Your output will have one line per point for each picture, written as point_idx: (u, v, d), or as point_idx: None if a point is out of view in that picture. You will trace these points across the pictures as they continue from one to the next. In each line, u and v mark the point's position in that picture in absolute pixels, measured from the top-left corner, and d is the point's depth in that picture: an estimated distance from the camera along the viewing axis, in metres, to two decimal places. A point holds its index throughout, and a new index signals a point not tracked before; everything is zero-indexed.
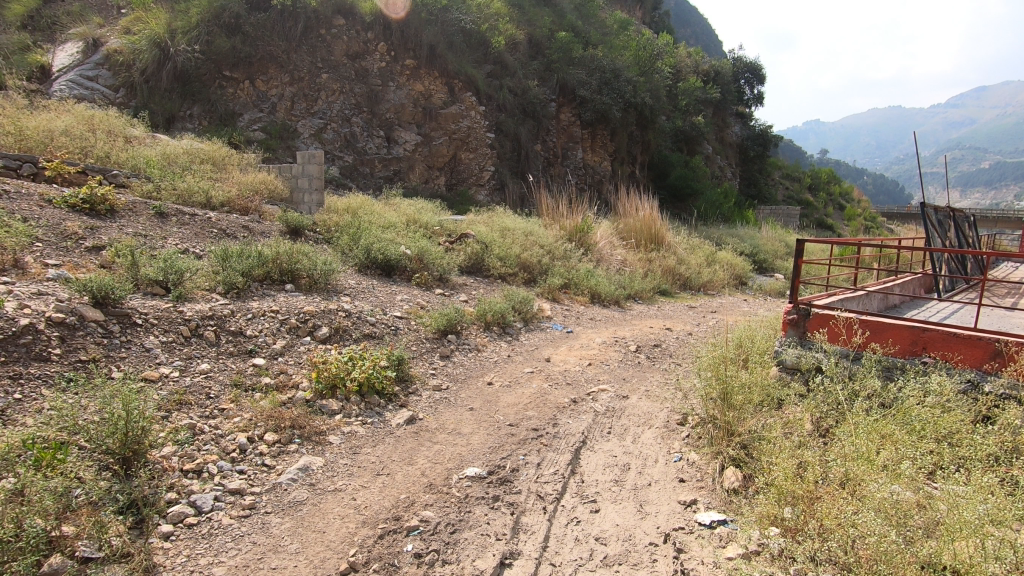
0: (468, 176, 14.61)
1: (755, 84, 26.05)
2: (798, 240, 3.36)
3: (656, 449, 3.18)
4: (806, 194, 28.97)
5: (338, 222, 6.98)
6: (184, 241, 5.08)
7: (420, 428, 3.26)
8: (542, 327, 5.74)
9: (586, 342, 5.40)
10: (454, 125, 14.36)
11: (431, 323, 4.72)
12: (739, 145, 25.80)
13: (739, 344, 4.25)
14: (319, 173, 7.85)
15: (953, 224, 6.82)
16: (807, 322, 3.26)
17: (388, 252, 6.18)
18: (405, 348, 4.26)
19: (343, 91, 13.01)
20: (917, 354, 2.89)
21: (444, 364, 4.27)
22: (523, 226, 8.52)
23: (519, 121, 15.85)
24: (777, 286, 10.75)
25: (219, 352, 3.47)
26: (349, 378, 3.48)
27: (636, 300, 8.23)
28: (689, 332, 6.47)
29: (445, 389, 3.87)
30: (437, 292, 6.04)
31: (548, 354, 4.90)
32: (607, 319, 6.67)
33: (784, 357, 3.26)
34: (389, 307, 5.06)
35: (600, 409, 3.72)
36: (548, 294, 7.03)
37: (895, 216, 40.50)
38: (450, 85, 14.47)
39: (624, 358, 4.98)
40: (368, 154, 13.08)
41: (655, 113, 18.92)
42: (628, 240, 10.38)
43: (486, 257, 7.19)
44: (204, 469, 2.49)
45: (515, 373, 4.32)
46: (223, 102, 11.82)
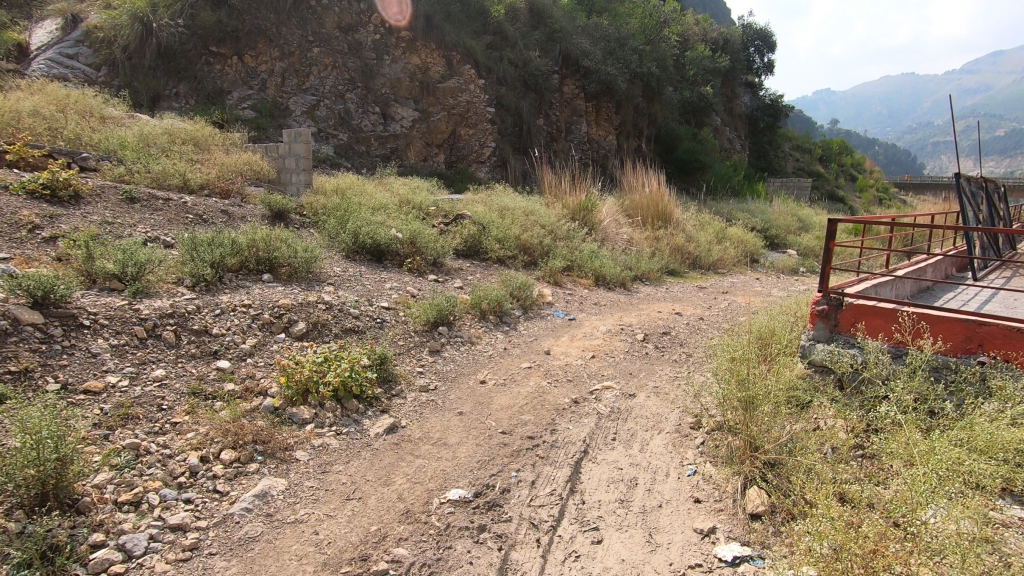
0: (468, 152, 14.10)
1: (766, 52, 25.12)
2: (830, 221, 2.93)
3: (667, 460, 2.83)
4: (816, 166, 28.18)
5: (326, 204, 6.57)
6: (154, 229, 4.71)
7: (402, 438, 2.92)
8: (543, 315, 5.36)
9: (589, 331, 5.02)
10: (452, 99, 13.80)
11: (420, 314, 4.35)
12: (748, 116, 24.96)
13: (758, 333, 3.84)
14: (307, 152, 7.43)
15: (986, 194, 6.33)
16: (841, 314, 2.87)
17: (378, 235, 5.79)
18: (390, 344, 3.90)
19: (336, 66, 12.49)
20: (971, 352, 2.49)
21: (434, 361, 3.91)
22: (524, 205, 8.06)
23: (520, 94, 15.26)
24: (790, 263, 10.28)
25: (179, 354, 3.12)
26: (324, 382, 3.12)
27: (644, 282, 7.82)
28: (701, 317, 6.05)
29: (433, 390, 3.51)
30: (430, 279, 5.66)
31: (548, 345, 4.53)
32: (612, 304, 6.27)
33: (812, 353, 2.91)
34: (376, 297, 4.69)
35: (604, 412, 3.35)
36: (550, 277, 6.61)
37: (908, 188, 39.41)
38: (448, 57, 13.90)
39: (629, 349, 4.59)
40: (364, 132, 12.59)
41: (661, 83, 18.24)
42: (634, 217, 9.92)
43: (483, 239, 6.77)
44: (144, 500, 2.15)
45: (511, 369, 3.95)
46: (211, 79, 11.32)
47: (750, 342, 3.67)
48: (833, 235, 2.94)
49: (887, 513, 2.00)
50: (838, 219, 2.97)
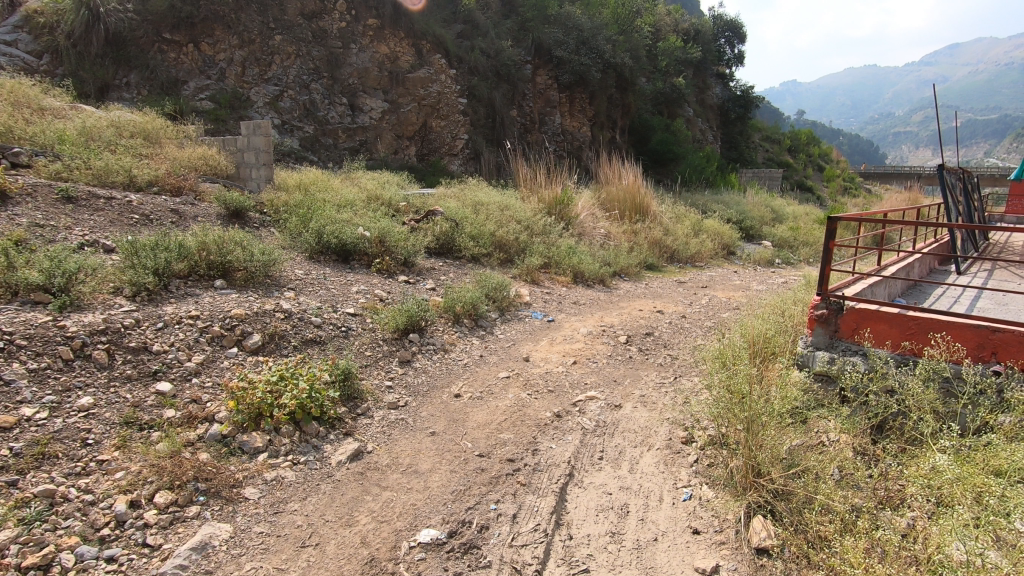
0: (440, 145, 13.70)
1: (736, 43, 25.24)
2: (830, 221, 2.74)
3: (660, 481, 2.61)
4: (786, 156, 28.50)
5: (287, 201, 6.17)
6: (93, 232, 4.28)
7: (368, 465, 2.63)
8: (521, 317, 5.10)
9: (569, 333, 4.79)
10: (423, 90, 13.37)
11: (389, 321, 4.04)
12: (720, 107, 25.03)
13: (749, 337, 3.64)
14: (267, 145, 6.99)
15: (963, 185, 6.29)
16: (842, 319, 2.68)
17: (344, 235, 5.44)
18: (356, 356, 3.59)
19: (300, 54, 11.94)
20: (984, 361, 2.32)
21: (404, 373, 3.62)
22: (498, 199, 7.76)
23: (492, 85, 14.90)
24: (766, 255, 10.22)
25: (111, 377, 2.76)
26: (278, 404, 2.78)
27: (623, 278, 7.63)
28: (683, 315, 5.86)
29: (402, 407, 3.21)
30: (401, 280, 5.33)
31: (527, 351, 4.27)
32: (591, 302, 6.04)
33: (811, 361, 2.73)
34: (341, 302, 4.36)
35: (589, 426, 3.11)
36: (527, 275, 6.33)
37: (872, 176, 40.37)
38: (418, 47, 13.48)
39: (612, 353, 4.36)
40: (331, 124, 12.10)
41: (635, 74, 18.09)
42: (611, 210, 9.71)
43: (457, 236, 6.46)
44: (55, 563, 1.83)
45: (488, 379, 3.67)
46: (164, 68, 10.68)
47: (742, 348, 3.46)
48: (832, 235, 2.75)
49: (908, 551, 1.81)
50: (837, 218, 2.78)
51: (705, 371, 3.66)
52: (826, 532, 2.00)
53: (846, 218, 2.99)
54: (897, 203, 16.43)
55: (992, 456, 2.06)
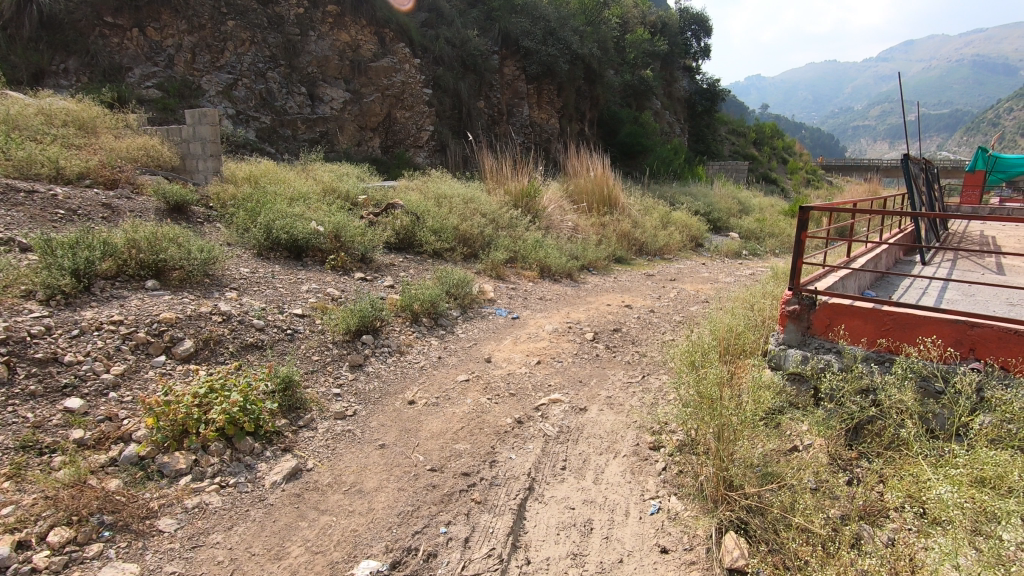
0: (405, 136, 13.32)
1: (702, 36, 25.37)
2: (802, 211, 2.59)
3: (626, 493, 2.43)
4: (750, 149, 28.88)
5: (235, 194, 5.79)
6: (7, 229, 3.87)
7: (307, 485, 2.37)
8: (484, 314, 4.87)
9: (534, 331, 4.58)
10: (386, 80, 12.95)
11: (339, 322, 3.76)
12: (687, 100, 25.14)
13: (718, 335, 3.49)
14: (214, 135, 6.56)
15: (925, 175, 6.33)
16: (814, 314, 2.55)
17: (295, 230, 5.12)
18: (300, 363, 3.31)
19: (255, 41, 11.38)
20: (962, 358, 2.20)
21: (354, 379, 3.35)
22: (463, 192, 7.49)
23: (458, 75, 14.55)
24: (734, 246, 10.22)
25: (11, 394, 2.42)
26: (206, 419, 2.50)
27: (591, 271, 7.48)
28: (652, 309, 5.72)
29: (350, 416, 2.95)
30: (357, 277, 5.05)
31: (489, 351, 4.05)
32: (558, 297, 5.86)
33: (783, 360, 2.60)
34: (288, 303, 4.06)
35: (552, 433, 2.91)
36: (492, 270, 6.10)
37: (833, 169, 41.34)
38: (380, 35, 13.04)
39: (578, 351, 4.17)
40: (289, 114, 11.61)
41: (603, 66, 17.96)
42: (579, 203, 9.55)
43: (418, 230, 6.18)
44: None
45: (445, 384, 3.43)
46: (106, 54, 10.03)
47: (711, 348, 3.31)
48: (805, 226, 2.60)
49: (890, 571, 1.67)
50: (810, 208, 2.64)
51: (674, 370, 3.50)
52: (804, 553, 1.85)
53: (819, 208, 2.85)
54: (858, 194, 16.78)
55: (973, 460, 1.93)
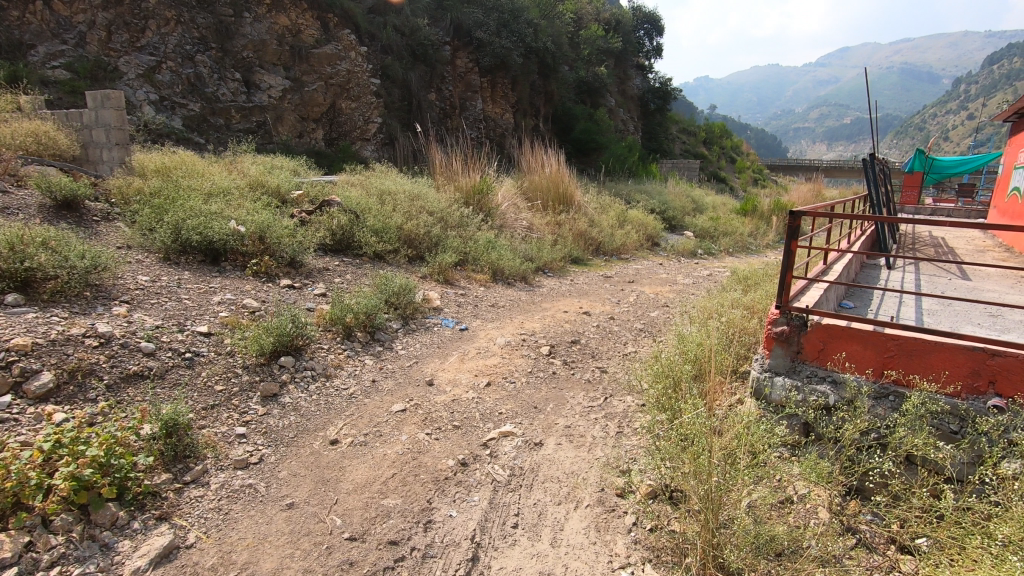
0: (351, 128, 12.55)
1: (654, 35, 25.47)
2: (794, 216, 2.22)
3: (590, 558, 2.01)
4: (700, 148, 29.28)
5: (141, 188, 5.03)
6: None
7: (182, 572, 1.83)
8: (429, 326, 4.37)
9: (484, 345, 4.10)
10: (330, 68, 12.15)
11: (251, 342, 3.16)
12: (640, 98, 25.14)
13: (686, 354, 3.11)
14: (120, 120, 5.77)
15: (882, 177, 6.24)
16: (806, 336, 2.19)
17: (210, 230, 4.45)
18: (199, 399, 2.73)
19: (181, 21, 10.39)
20: (980, 393, 1.88)
21: (267, 413, 2.80)
22: (409, 188, 6.91)
23: (408, 66, 13.88)
24: (690, 245, 10.03)
25: None
26: (46, 487, 1.89)
27: (546, 274, 7.08)
28: (611, 316, 5.35)
29: (254, 466, 2.41)
30: (283, 284, 4.44)
31: (432, 372, 3.54)
32: (511, 304, 5.40)
33: (772, 391, 2.24)
34: (193, 318, 3.43)
35: (503, 478, 2.46)
36: (439, 274, 5.57)
37: (778, 169, 42.65)
38: (323, 20, 12.22)
39: (533, 369, 3.72)
40: (221, 101, 10.67)
41: (557, 61, 17.61)
42: (534, 200, 9.13)
43: (357, 230, 5.59)
44: None
45: (377, 415, 2.91)
46: (3, 29, 8.87)
47: (685, 370, 2.92)
48: (797, 232, 2.23)
49: None
50: (801, 213, 2.27)
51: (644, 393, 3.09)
52: None
53: (808, 213, 2.50)
54: (805, 193, 17.12)
55: (1004, 523, 1.60)
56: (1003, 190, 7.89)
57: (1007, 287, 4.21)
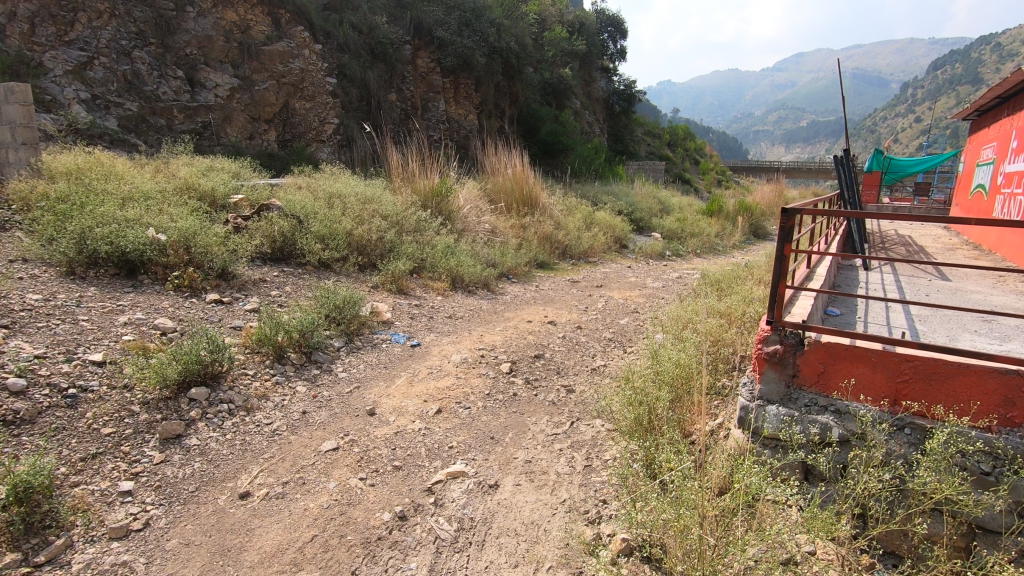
0: (306, 129, 11.92)
1: (618, 38, 25.45)
2: (790, 214, 1.82)
3: None
4: (665, 150, 29.41)
5: (47, 193, 4.42)
6: None
7: None
8: (376, 342, 3.91)
9: (437, 363, 3.68)
10: (282, 66, 11.52)
11: (151, 373, 2.65)
12: (605, 101, 25.04)
13: (659, 377, 2.75)
14: (26, 116, 5.16)
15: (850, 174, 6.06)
16: (803, 358, 1.86)
17: (122, 239, 3.91)
18: (77, 449, 2.23)
19: (116, 14, 9.63)
20: (1012, 425, 1.63)
21: (165, 462, 2.31)
22: (361, 191, 6.42)
23: (366, 65, 13.33)
24: (657, 247, 9.79)
25: None
26: None
27: (510, 280, 6.70)
28: (578, 325, 4.99)
29: (136, 536, 1.93)
30: (208, 299, 3.93)
31: (375, 399, 3.10)
32: (470, 314, 4.98)
33: (764, 424, 1.90)
34: (88, 345, 2.90)
35: (449, 534, 2.04)
36: (392, 283, 5.12)
37: (740, 170, 43.31)
38: (274, 16, 11.58)
39: (490, 391, 3.31)
40: (162, 100, 9.95)
41: (521, 62, 17.29)
42: (497, 203, 8.74)
43: (300, 236, 5.09)
44: None
45: (301, 457, 2.46)
46: None
47: (660, 394, 2.55)
48: (792, 234, 1.84)
49: None
50: (796, 209, 1.87)
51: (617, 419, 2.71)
52: None
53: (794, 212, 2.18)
54: (767, 194, 17.22)
55: None
56: (966, 187, 7.86)
57: (987, 288, 4.01)
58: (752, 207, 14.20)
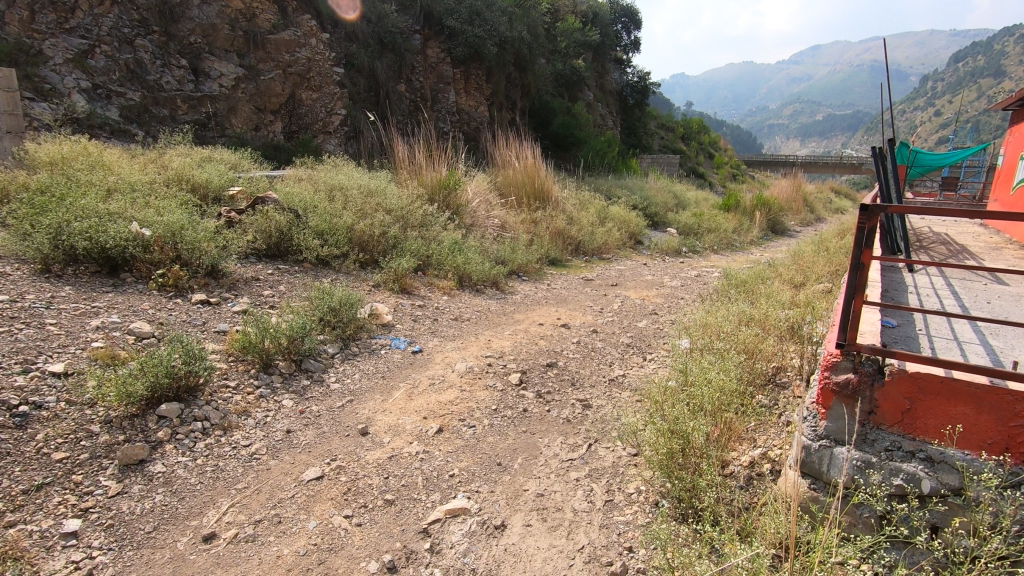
0: (313, 121, 11.62)
1: (632, 29, 24.88)
2: (873, 213, 1.45)
3: None
4: (679, 143, 28.77)
5: (27, 184, 4.13)
6: None
7: None
8: (373, 348, 3.59)
9: (439, 373, 3.35)
10: (289, 55, 11.20)
11: (113, 387, 2.34)
12: (618, 93, 24.49)
13: (696, 408, 2.39)
14: (10, 103, 4.89)
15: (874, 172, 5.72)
16: (882, 391, 1.55)
17: (102, 235, 3.61)
18: (19, 480, 1.93)
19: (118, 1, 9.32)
20: None
21: (121, 495, 2.01)
22: (365, 183, 6.09)
23: (375, 54, 12.98)
24: (673, 243, 9.39)
25: None
26: None
27: (521, 277, 6.36)
28: (593, 329, 4.63)
29: None
30: (194, 300, 3.63)
31: (369, 415, 2.78)
32: (477, 316, 4.64)
33: (833, 470, 1.59)
34: (49, 353, 2.60)
35: None
36: (394, 282, 4.80)
37: (755, 164, 42.47)
38: (280, 4, 11.24)
39: (497, 407, 2.97)
40: (165, 90, 9.64)
41: (533, 52, 16.86)
42: (507, 196, 8.40)
43: (297, 231, 4.78)
44: None
45: (280, 488, 2.15)
46: None
47: (695, 422, 2.21)
48: (875, 237, 1.47)
49: None
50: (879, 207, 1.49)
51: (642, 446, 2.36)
52: None
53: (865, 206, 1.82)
54: (785, 188, 16.69)
55: None
56: (1007, 182, 7.36)
57: None
58: (770, 202, 13.75)
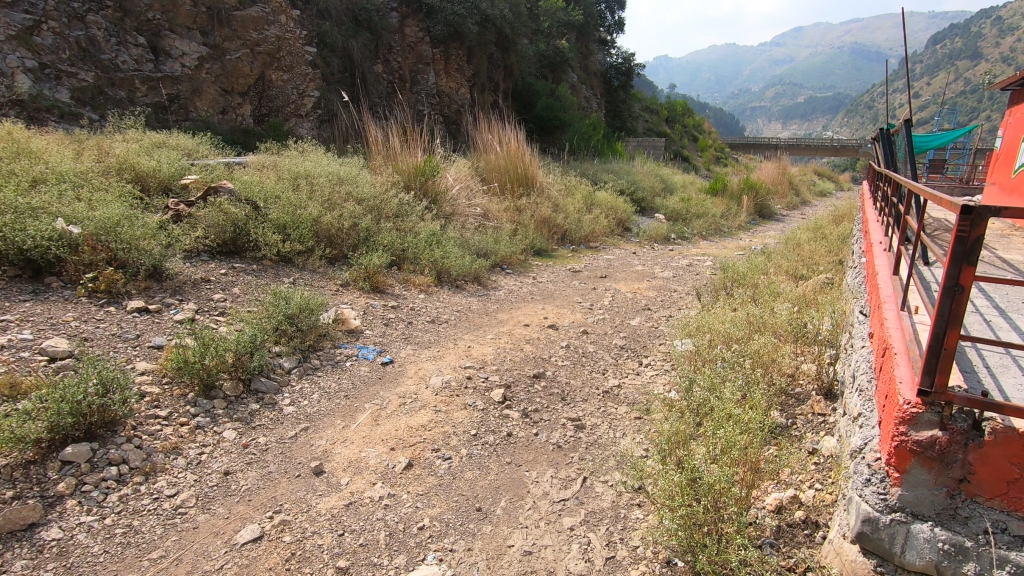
0: (284, 103, 10.96)
1: (616, 9, 24.28)
2: (986, 220, 1.10)
3: None
4: (663, 126, 28.30)
5: None
6: None
7: None
8: (336, 360, 3.16)
9: (411, 389, 2.94)
10: (256, 34, 10.50)
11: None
12: (602, 74, 23.93)
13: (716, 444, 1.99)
14: None
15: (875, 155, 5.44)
16: (979, 455, 1.22)
17: (16, 233, 3.12)
18: None
19: None
20: None
21: None
22: (334, 170, 5.60)
23: (349, 33, 12.30)
24: (662, 229, 9.03)
25: None
26: None
27: (504, 270, 5.97)
28: (583, 329, 4.25)
29: None
30: (130, 308, 3.16)
31: (327, 447, 2.36)
32: (457, 317, 4.23)
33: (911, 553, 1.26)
34: None
35: None
36: (365, 281, 4.36)
37: (737, 146, 42.25)
38: None
39: (478, 431, 2.57)
40: (122, 70, 8.91)
41: (515, 31, 16.24)
42: (490, 182, 7.95)
43: (255, 225, 4.30)
44: None
45: (208, 557, 1.74)
46: None
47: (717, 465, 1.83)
48: (981, 251, 1.13)
49: None
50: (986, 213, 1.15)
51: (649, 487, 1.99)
52: None
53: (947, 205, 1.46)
54: (771, 171, 16.44)
55: None
56: (1007, 166, 7.06)
57: None
58: (757, 185, 13.48)
